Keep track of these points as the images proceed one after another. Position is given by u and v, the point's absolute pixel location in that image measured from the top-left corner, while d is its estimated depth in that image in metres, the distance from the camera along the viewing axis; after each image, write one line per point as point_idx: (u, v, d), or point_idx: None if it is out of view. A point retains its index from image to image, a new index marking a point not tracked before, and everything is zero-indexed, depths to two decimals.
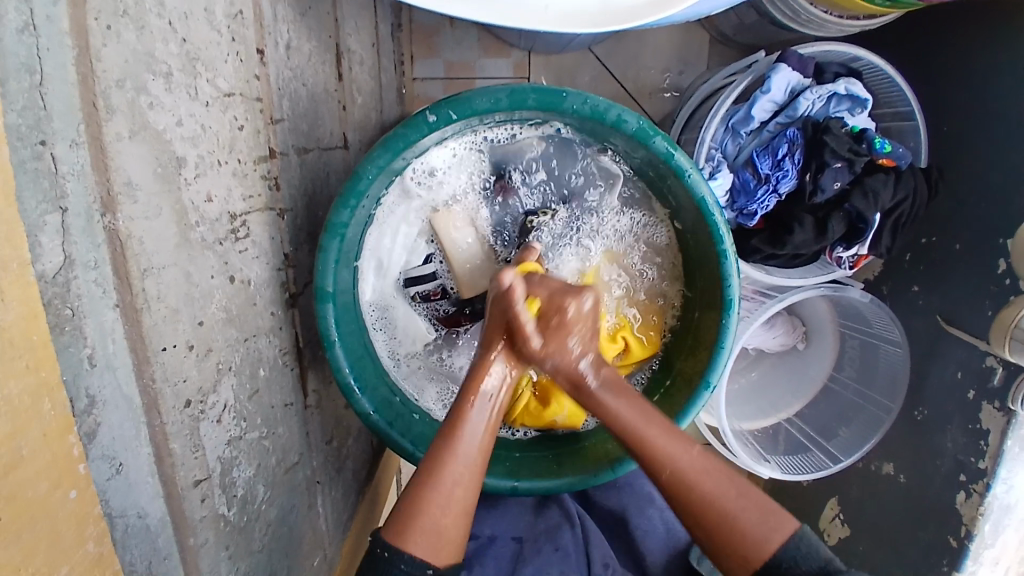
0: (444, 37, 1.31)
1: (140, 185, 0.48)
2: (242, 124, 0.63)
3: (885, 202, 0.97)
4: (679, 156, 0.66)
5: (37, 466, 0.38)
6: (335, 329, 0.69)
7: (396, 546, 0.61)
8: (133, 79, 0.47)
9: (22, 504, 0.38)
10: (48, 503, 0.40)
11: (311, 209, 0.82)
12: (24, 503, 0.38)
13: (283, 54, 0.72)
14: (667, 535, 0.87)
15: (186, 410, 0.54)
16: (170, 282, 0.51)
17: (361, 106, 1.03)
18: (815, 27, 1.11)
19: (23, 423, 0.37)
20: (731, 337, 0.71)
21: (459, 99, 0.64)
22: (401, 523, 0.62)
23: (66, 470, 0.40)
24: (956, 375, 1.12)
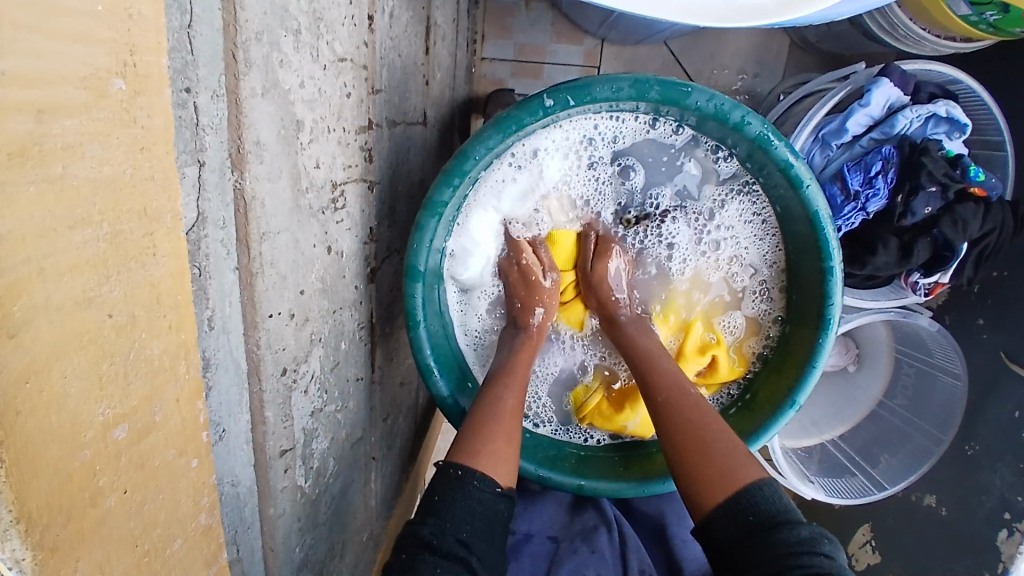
0: (518, 19, 1.28)
1: (266, 145, 0.46)
2: (349, 91, 0.61)
3: (972, 232, 0.93)
4: (799, 166, 0.64)
5: (166, 432, 0.37)
6: (422, 307, 0.67)
7: (467, 465, 0.59)
8: (269, 34, 0.45)
9: (150, 471, 0.37)
10: (171, 469, 0.39)
11: (392, 182, 0.80)
12: (150, 471, 0.37)
13: (386, 22, 0.70)
14: None
15: (283, 378, 0.53)
16: (282, 247, 0.50)
17: (438, 82, 1.01)
18: (910, 44, 1.06)
19: (160, 384, 0.36)
20: (825, 357, 0.69)
21: (579, 85, 0.61)
22: (465, 447, 0.61)
23: (191, 436, 0.40)
24: (1015, 415, 1.10)
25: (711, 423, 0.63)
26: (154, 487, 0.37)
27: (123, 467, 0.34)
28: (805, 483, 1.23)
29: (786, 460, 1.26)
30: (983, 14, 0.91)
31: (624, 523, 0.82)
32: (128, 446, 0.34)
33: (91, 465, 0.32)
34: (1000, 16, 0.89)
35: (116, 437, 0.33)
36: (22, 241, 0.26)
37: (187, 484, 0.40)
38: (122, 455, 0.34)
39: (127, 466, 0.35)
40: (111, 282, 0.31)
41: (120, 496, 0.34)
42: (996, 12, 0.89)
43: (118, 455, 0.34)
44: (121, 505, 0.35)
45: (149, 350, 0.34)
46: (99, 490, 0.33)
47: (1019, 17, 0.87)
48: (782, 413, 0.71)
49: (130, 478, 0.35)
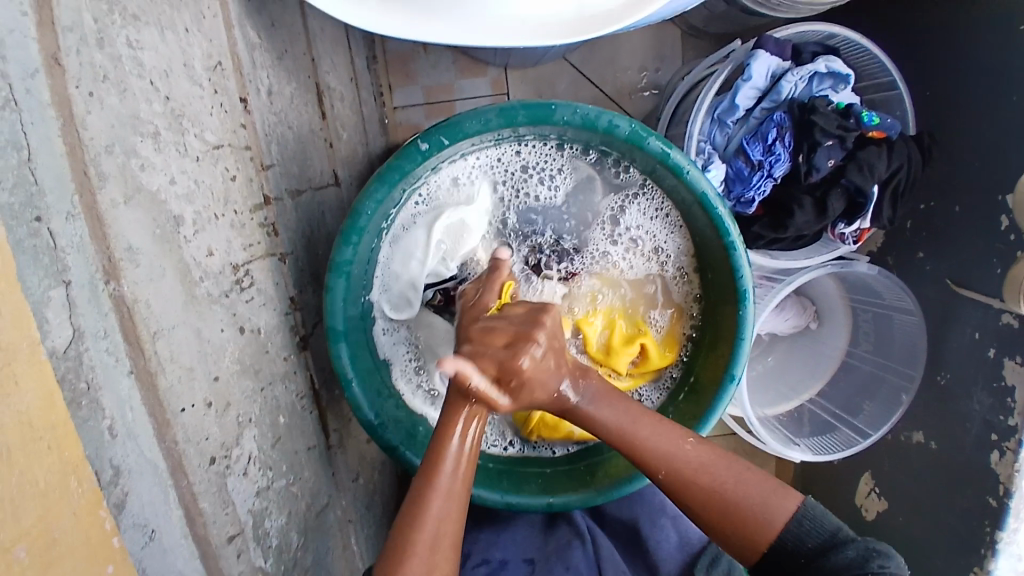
0: (419, 64, 1.31)
1: (141, 249, 0.47)
2: (234, 175, 0.63)
3: (881, 172, 0.96)
4: (676, 154, 0.67)
5: (72, 547, 0.37)
6: (351, 367, 0.70)
7: None
8: (122, 143, 0.46)
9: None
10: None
11: (310, 249, 0.82)
12: None
13: (266, 100, 0.72)
14: (681, 542, 0.84)
15: (212, 466, 0.55)
16: (181, 341, 0.51)
17: (347, 141, 1.03)
18: (784, 10, 1.10)
19: (53, 506, 0.36)
20: (750, 327, 0.71)
21: (449, 124, 0.65)
22: None
23: (100, 545, 0.39)
24: (975, 336, 1.10)
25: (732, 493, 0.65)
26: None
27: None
28: (791, 448, 1.24)
29: (768, 428, 1.27)
30: None
31: (597, 533, 0.85)
32: (33, 568, 0.35)
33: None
34: None
35: (19, 557, 0.34)
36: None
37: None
38: (27, 574, 0.34)
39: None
40: None
41: None
42: None
43: (23, 573, 0.34)
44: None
45: (31, 475, 0.35)
46: None
47: None
48: (725, 389, 0.73)
49: None
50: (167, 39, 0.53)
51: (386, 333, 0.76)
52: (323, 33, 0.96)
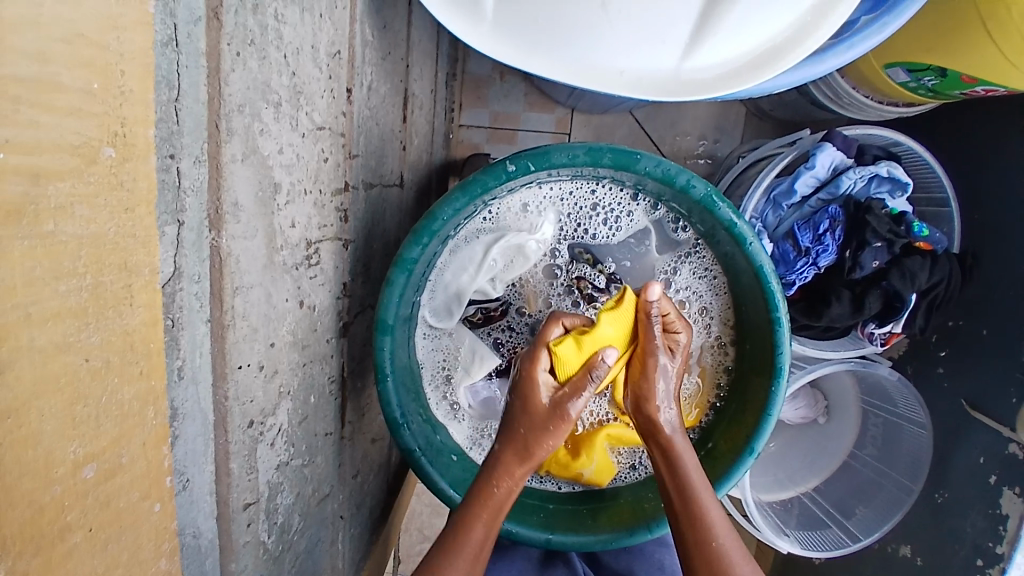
0: (492, 89, 1.36)
1: (244, 207, 0.49)
2: (327, 156, 0.66)
3: (921, 283, 0.98)
4: (743, 225, 0.69)
5: (131, 475, 0.39)
6: (390, 361, 0.71)
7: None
8: (251, 106, 0.49)
9: (114, 513, 0.38)
10: (136, 513, 0.40)
11: (368, 241, 0.84)
12: (115, 512, 0.38)
13: (365, 94, 0.76)
14: None
15: (249, 430, 0.55)
16: (254, 301, 0.52)
17: (416, 147, 1.06)
18: (855, 112, 1.15)
19: (126, 430, 0.37)
20: (780, 405, 0.72)
21: (537, 152, 0.67)
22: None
23: (154, 482, 0.42)
24: (980, 461, 1.11)
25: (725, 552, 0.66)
26: (118, 533, 0.39)
27: (89, 505, 0.36)
28: (780, 536, 1.22)
29: (761, 514, 1.26)
30: (921, 80, 0.99)
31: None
32: (95, 486, 0.36)
33: (59, 501, 0.33)
34: (937, 81, 0.97)
35: (85, 475, 0.35)
36: (12, 290, 0.28)
37: (151, 528, 0.42)
38: (89, 494, 0.35)
39: (92, 506, 0.36)
40: (89, 328, 0.34)
41: (86, 534, 0.36)
42: (933, 77, 0.96)
43: (86, 493, 0.35)
44: (88, 543, 0.36)
45: (120, 395, 0.36)
46: (67, 526, 0.34)
47: (954, 81, 0.94)
48: (743, 461, 0.73)
49: (97, 516, 0.37)
50: (305, 20, 0.57)
51: (427, 338, 0.77)
52: (419, 43, 1.00)
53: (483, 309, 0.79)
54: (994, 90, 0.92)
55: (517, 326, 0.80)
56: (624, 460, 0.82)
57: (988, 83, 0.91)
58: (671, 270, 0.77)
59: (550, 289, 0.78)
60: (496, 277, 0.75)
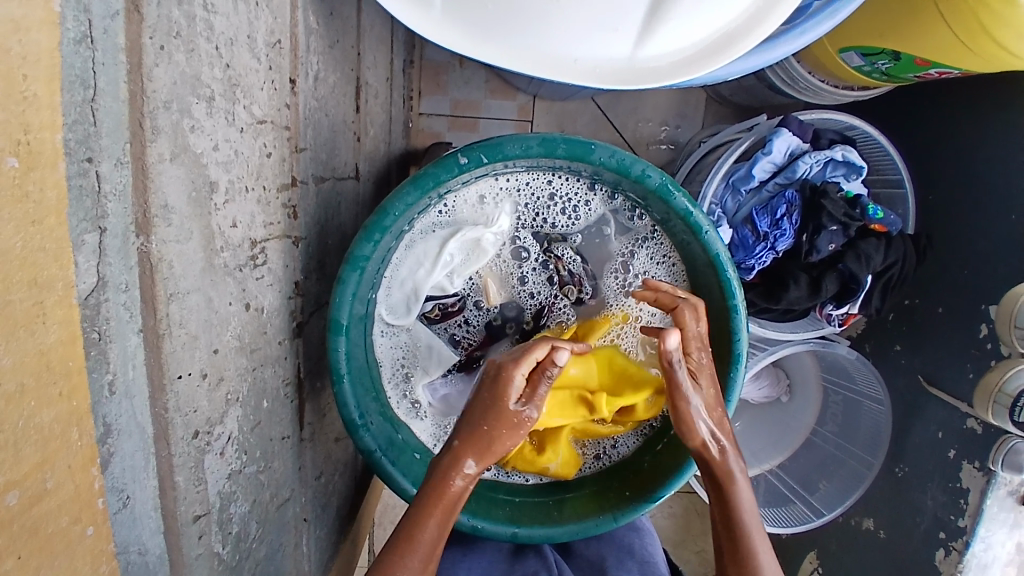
0: (452, 76, 1.33)
1: (176, 209, 0.47)
2: (270, 151, 0.63)
3: (876, 265, 1.00)
4: (698, 214, 0.68)
5: (64, 496, 0.36)
6: (344, 362, 0.69)
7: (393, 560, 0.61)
8: (179, 102, 0.46)
9: (43, 538, 0.35)
10: (68, 538, 0.37)
11: (322, 237, 0.81)
12: (44, 538, 0.35)
13: (311, 85, 0.73)
14: None
15: (194, 440, 0.52)
16: (192, 306, 0.50)
17: (372, 137, 1.03)
18: (810, 95, 1.16)
19: (50, 453, 0.35)
20: (738, 391, 0.72)
21: (490, 144, 0.66)
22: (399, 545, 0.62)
23: (86, 504, 0.38)
24: (937, 435, 1.15)
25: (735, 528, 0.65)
26: (50, 559, 0.36)
27: (16, 533, 0.33)
28: None
29: None
30: (875, 64, 1.00)
31: (563, 566, 0.83)
32: (22, 513, 0.34)
33: None
34: (891, 64, 0.98)
35: (7, 503, 0.32)
36: None
37: (86, 552, 0.38)
38: (14, 521, 0.33)
39: (20, 533, 0.34)
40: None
41: (16, 562, 0.33)
42: (887, 61, 0.97)
43: (10, 521, 0.33)
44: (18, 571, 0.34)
45: (37, 418, 0.34)
46: None
47: (908, 64, 0.96)
48: None
49: (26, 542, 0.34)
50: (238, 8, 0.54)
51: (385, 335, 0.76)
52: (372, 30, 0.97)
53: (441, 304, 0.77)
54: (947, 72, 0.94)
55: (476, 320, 0.79)
56: (588, 450, 0.82)
57: (942, 65, 0.92)
58: (628, 259, 0.76)
59: (513, 281, 0.77)
60: (454, 272, 0.74)
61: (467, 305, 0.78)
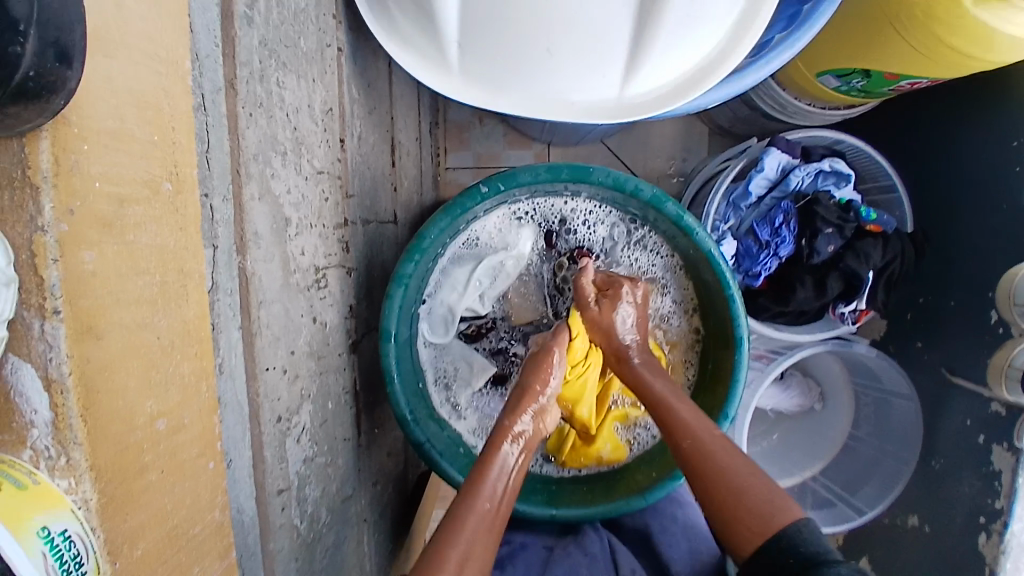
0: (474, 133, 1.49)
1: (264, 235, 0.61)
2: (327, 195, 0.78)
3: (876, 262, 1.07)
4: (689, 218, 0.78)
5: (192, 434, 0.45)
6: (396, 365, 0.80)
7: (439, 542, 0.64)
8: (263, 155, 0.61)
9: (180, 463, 0.44)
10: (195, 465, 0.46)
11: (369, 270, 0.95)
12: (180, 462, 0.44)
13: (356, 143, 0.89)
14: (691, 552, 0.82)
15: (279, 424, 0.65)
16: (275, 313, 0.64)
17: (407, 188, 1.19)
18: (802, 119, 1.28)
19: (189, 395, 0.45)
20: (744, 371, 0.80)
21: (505, 174, 0.79)
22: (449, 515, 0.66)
23: (208, 442, 0.48)
24: (967, 425, 1.16)
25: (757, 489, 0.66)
26: (184, 481, 0.45)
27: (161, 451, 0.42)
28: None
29: None
30: (850, 83, 1.11)
31: (617, 542, 0.84)
32: (166, 437, 0.43)
33: (140, 444, 0.40)
34: (865, 81, 1.08)
35: (157, 428, 0.42)
36: (125, 276, 0.38)
37: (207, 481, 0.47)
38: (162, 442, 0.42)
39: (164, 452, 0.42)
40: (159, 314, 0.41)
41: (160, 474, 0.42)
42: (860, 79, 1.08)
43: (160, 441, 0.42)
44: (160, 482, 0.42)
45: (183, 368, 0.44)
46: (144, 464, 0.41)
47: (880, 80, 1.06)
48: (720, 427, 0.81)
49: (168, 462, 0.43)
50: (301, 84, 0.70)
51: (429, 348, 0.87)
52: (402, 98, 1.14)
53: (474, 324, 0.90)
54: (918, 82, 1.03)
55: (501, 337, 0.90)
56: (631, 433, 0.89)
57: (909, 77, 1.02)
58: (629, 260, 0.87)
59: (537, 296, 0.90)
60: (484, 294, 0.87)
61: (499, 321, 0.91)
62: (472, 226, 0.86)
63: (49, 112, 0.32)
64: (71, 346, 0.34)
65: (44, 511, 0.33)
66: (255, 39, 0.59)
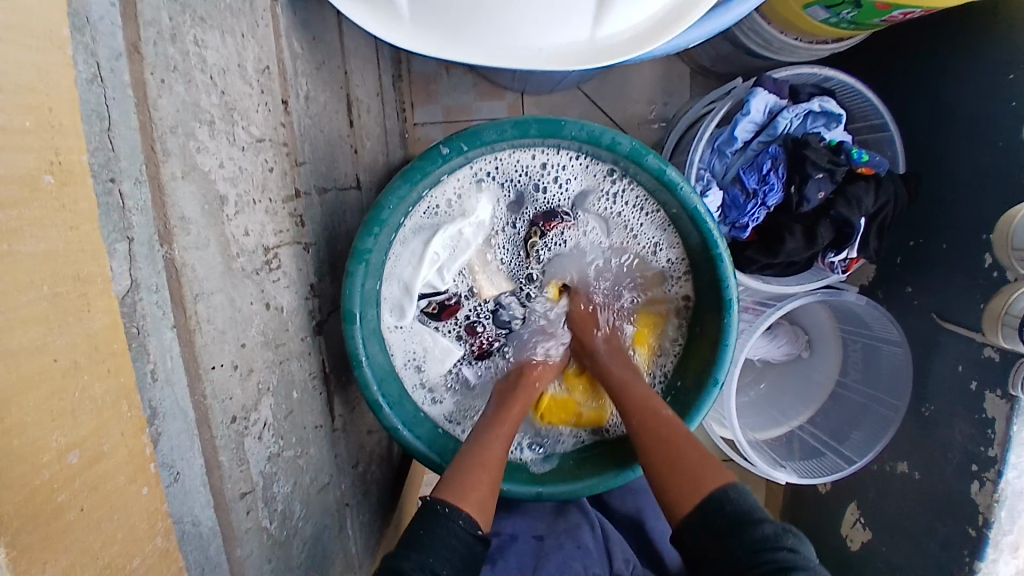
0: (441, 85, 1.39)
1: (193, 219, 0.54)
2: (272, 166, 0.70)
3: (868, 207, 1.01)
4: (671, 171, 0.72)
5: (117, 460, 0.40)
6: (363, 348, 0.75)
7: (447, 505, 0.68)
8: (184, 126, 0.53)
9: (104, 493, 0.39)
10: (126, 493, 0.41)
11: (330, 243, 0.89)
12: (104, 492, 0.39)
13: (304, 104, 0.80)
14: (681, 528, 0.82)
15: (233, 424, 0.60)
16: (216, 305, 0.58)
17: (370, 150, 1.10)
18: (787, 56, 1.20)
19: (107, 417, 0.39)
20: (734, 334, 0.76)
21: (468, 133, 0.71)
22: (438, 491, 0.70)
23: (140, 467, 0.42)
24: (958, 368, 1.15)
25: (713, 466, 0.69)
26: (114, 512, 0.40)
27: (76, 484, 0.37)
28: (777, 468, 1.29)
29: (755, 450, 1.34)
30: (840, 15, 1.02)
31: (608, 525, 0.81)
32: (84, 469, 0.38)
33: (49, 485, 0.35)
34: (855, 13, 1.00)
35: (71, 462, 0.37)
36: None
37: (143, 509, 0.42)
38: (77, 477, 0.37)
39: (82, 489, 0.38)
40: (54, 333, 0.36)
41: (78, 513, 0.37)
42: (850, 10, 0.99)
43: (74, 476, 0.37)
44: (84, 517, 0.38)
45: (94, 389, 0.38)
46: (60, 506, 0.36)
47: (871, 10, 0.97)
48: (709, 394, 0.78)
49: (87, 494, 0.38)
50: (227, 41, 0.61)
51: (397, 331, 0.82)
52: (357, 50, 1.04)
53: (437, 303, 0.83)
54: (911, 12, 0.95)
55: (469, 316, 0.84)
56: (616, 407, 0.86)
57: (903, 6, 0.93)
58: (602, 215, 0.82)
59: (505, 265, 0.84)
60: (444, 269, 0.80)
61: (464, 297, 0.83)
62: (431, 194, 0.79)
63: None
64: None
65: None
66: None
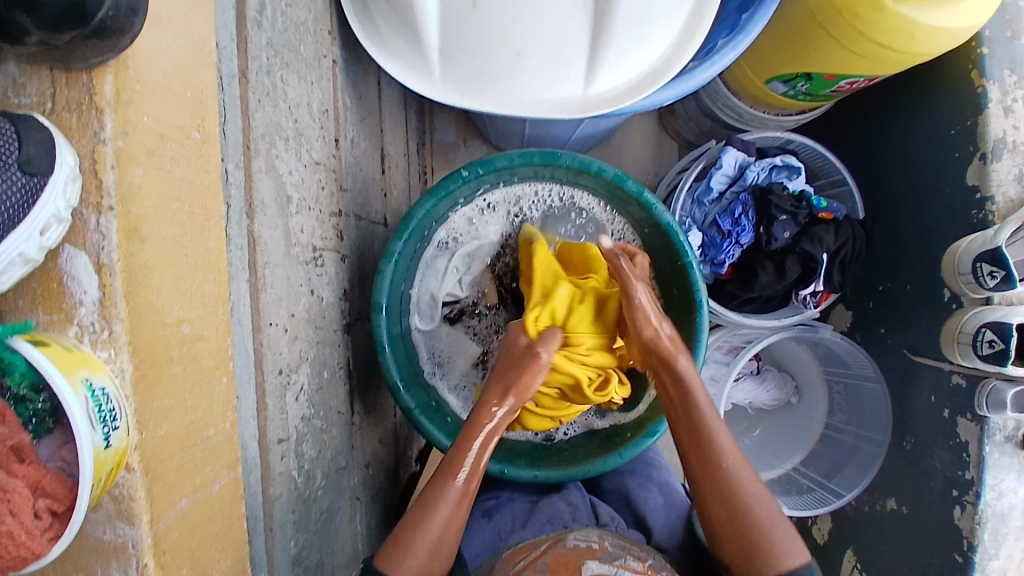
0: (459, 153, 1.58)
1: (269, 206, 0.70)
2: (324, 185, 0.87)
3: (829, 244, 1.17)
4: (647, 193, 0.89)
5: (209, 345, 0.53)
6: (387, 335, 0.88)
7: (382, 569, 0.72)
8: (270, 137, 0.71)
9: (200, 369, 0.52)
10: (211, 376, 0.53)
11: (361, 262, 1.04)
12: (200, 368, 0.52)
13: (350, 145, 0.99)
14: (666, 502, 0.95)
15: (280, 376, 0.72)
16: (278, 276, 0.72)
17: (395, 199, 1.28)
18: (758, 126, 1.40)
19: (209, 313, 0.53)
20: (705, 332, 0.89)
21: (483, 160, 0.88)
22: (390, 549, 0.73)
23: (222, 359, 0.55)
24: (932, 399, 1.23)
25: (762, 510, 0.75)
26: (204, 386, 0.52)
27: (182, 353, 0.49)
28: None
29: None
30: (796, 87, 1.22)
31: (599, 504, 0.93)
32: (189, 341, 0.50)
33: (168, 339, 0.48)
34: (809, 84, 1.19)
35: (184, 330, 0.49)
36: (162, 196, 0.47)
37: (221, 393, 0.55)
38: (186, 343, 0.50)
39: (185, 352, 0.50)
40: (187, 236, 0.50)
41: (180, 371, 0.49)
42: (804, 82, 1.19)
43: (184, 341, 0.49)
44: (183, 378, 0.50)
45: (207, 289, 0.53)
46: (170, 357, 0.48)
47: (821, 81, 1.17)
48: None
49: (189, 364, 0.50)
50: (301, 84, 0.80)
51: (419, 332, 0.96)
52: (390, 114, 1.25)
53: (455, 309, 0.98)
54: (856, 81, 1.13)
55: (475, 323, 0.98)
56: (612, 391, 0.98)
57: (848, 75, 1.12)
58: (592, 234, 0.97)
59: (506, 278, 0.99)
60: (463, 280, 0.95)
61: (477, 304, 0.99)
62: (448, 220, 0.95)
63: (117, 49, 0.42)
64: (120, 237, 0.43)
65: (87, 370, 0.42)
66: (264, 39, 0.70)
